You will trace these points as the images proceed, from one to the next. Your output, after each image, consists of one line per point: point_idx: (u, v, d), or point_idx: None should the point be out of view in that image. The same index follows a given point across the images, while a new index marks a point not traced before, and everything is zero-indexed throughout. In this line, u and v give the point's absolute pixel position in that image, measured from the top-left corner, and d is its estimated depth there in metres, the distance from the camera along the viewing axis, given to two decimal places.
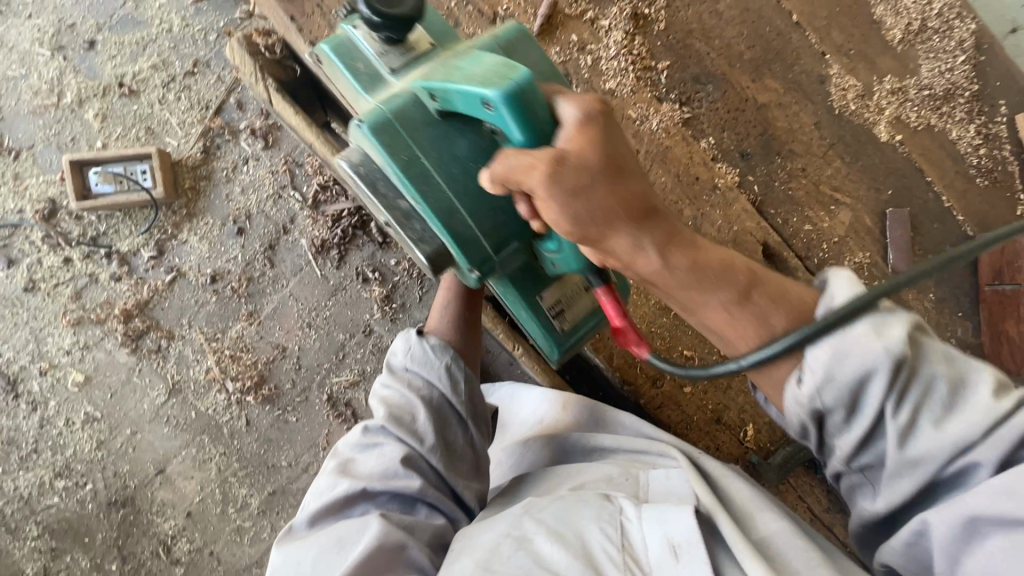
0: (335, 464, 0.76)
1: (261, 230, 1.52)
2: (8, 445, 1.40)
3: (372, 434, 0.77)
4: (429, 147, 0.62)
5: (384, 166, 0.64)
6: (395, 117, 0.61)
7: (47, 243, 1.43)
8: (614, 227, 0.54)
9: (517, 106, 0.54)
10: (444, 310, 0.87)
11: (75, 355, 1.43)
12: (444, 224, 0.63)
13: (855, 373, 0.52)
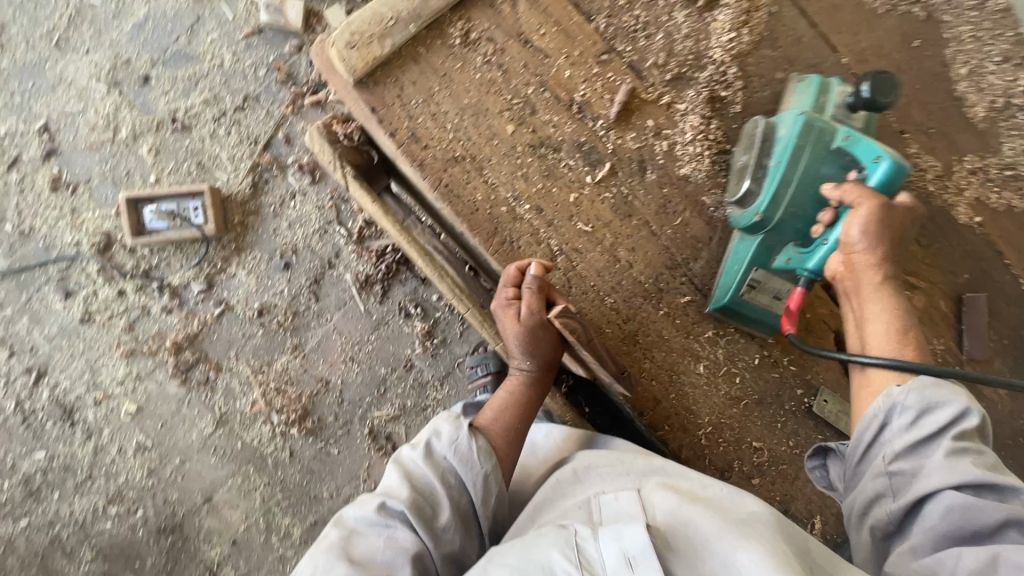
0: (339, 534, 0.69)
1: (307, 264, 1.54)
2: (65, 471, 1.45)
3: (387, 512, 0.71)
4: (816, 153, 0.68)
5: (771, 135, 0.72)
6: (815, 126, 0.69)
7: (103, 276, 1.47)
8: (875, 249, 0.67)
9: (895, 176, 0.65)
10: (501, 408, 0.82)
11: (128, 385, 1.48)
12: (778, 179, 0.69)
13: (932, 402, 0.69)
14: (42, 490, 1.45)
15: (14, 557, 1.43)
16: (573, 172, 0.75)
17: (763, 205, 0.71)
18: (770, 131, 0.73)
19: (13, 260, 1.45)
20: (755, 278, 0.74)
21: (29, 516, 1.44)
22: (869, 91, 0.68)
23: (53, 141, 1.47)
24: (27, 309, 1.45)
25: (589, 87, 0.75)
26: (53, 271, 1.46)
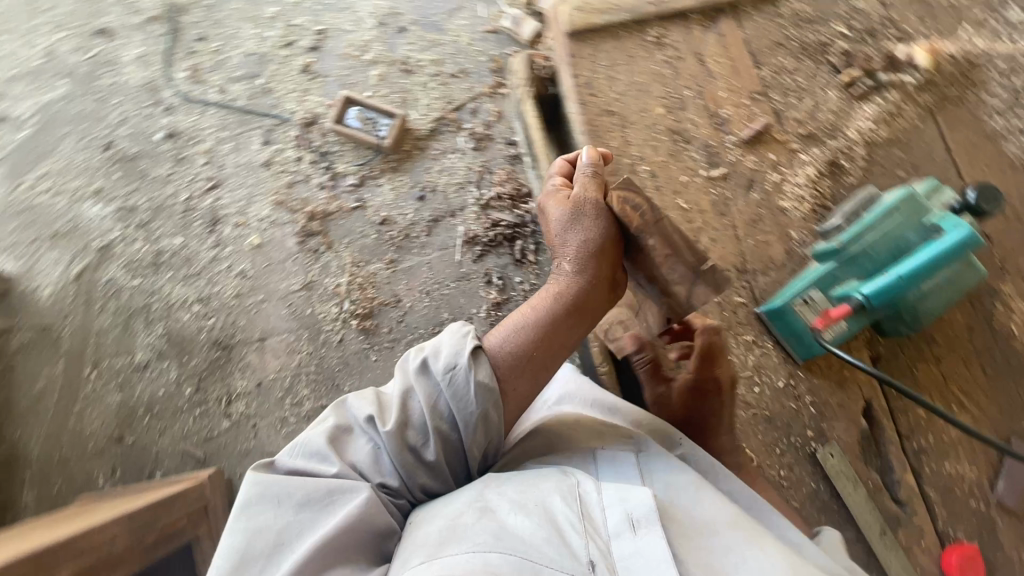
0: (333, 424, 0.91)
1: (436, 204, 1.80)
2: (184, 261, 1.76)
3: (367, 425, 0.90)
4: (909, 218, 0.97)
5: (882, 199, 1.00)
6: (916, 204, 0.97)
7: (295, 141, 1.84)
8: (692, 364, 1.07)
9: (956, 248, 0.92)
10: (516, 330, 0.99)
11: (263, 224, 1.79)
12: (869, 221, 0.96)
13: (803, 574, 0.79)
14: (161, 266, 1.76)
15: (113, 304, 1.73)
16: (693, 161, 1.11)
17: (849, 240, 0.98)
18: (879, 199, 1.01)
19: (247, 101, 1.87)
20: (811, 295, 1.03)
21: (141, 280, 1.75)
22: (975, 196, 0.95)
23: (321, 41, 1.93)
24: (234, 138, 1.85)
25: (730, 107, 1.13)
26: (266, 122, 1.86)
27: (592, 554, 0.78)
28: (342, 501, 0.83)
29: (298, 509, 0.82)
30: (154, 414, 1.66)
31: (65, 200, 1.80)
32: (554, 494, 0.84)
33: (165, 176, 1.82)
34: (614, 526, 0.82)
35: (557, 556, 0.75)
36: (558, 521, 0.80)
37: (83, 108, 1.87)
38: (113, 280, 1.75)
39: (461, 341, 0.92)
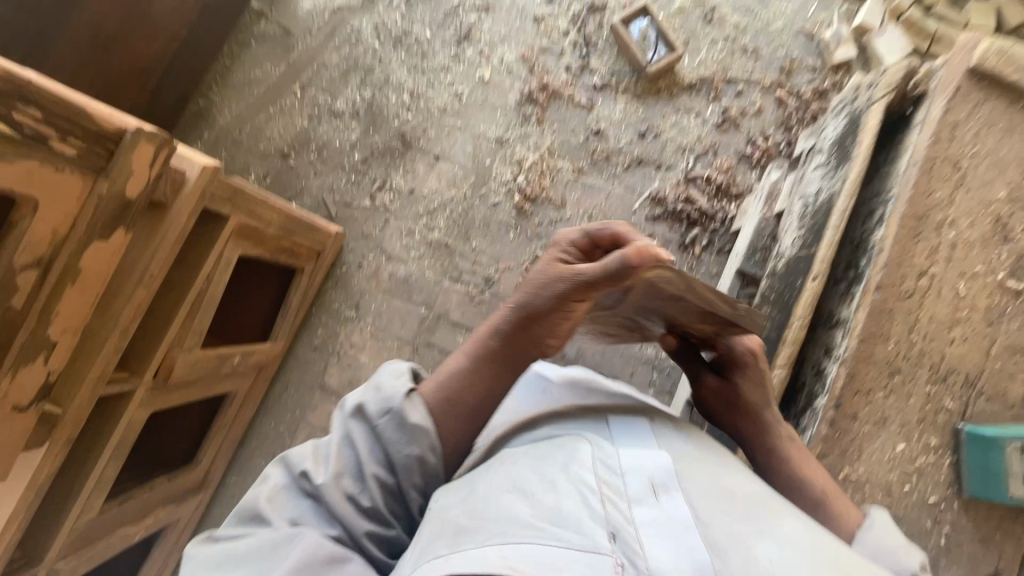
0: (269, 488, 0.66)
1: (649, 150, 1.77)
2: (420, 52, 1.82)
3: (311, 477, 0.66)
4: None
5: None
6: None
7: (573, 14, 1.82)
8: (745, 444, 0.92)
9: None
10: (461, 371, 0.72)
11: (500, 66, 1.82)
12: None
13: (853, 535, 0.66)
14: (400, 45, 1.83)
15: (345, 49, 1.83)
16: None
17: None
18: None
19: None
20: None
21: (378, 45, 1.83)
22: None
23: None
24: None
25: None
26: None
27: (613, 524, 0.52)
28: (288, 553, 0.58)
29: (246, 560, 0.59)
30: (320, 157, 1.78)
31: None
32: (559, 469, 0.58)
33: None
34: (635, 490, 0.55)
35: (573, 530, 0.52)
36: (550, 461, 0.59)
37: None
38: (357, 29, 1.84)
39: (355, 395, 0.72)
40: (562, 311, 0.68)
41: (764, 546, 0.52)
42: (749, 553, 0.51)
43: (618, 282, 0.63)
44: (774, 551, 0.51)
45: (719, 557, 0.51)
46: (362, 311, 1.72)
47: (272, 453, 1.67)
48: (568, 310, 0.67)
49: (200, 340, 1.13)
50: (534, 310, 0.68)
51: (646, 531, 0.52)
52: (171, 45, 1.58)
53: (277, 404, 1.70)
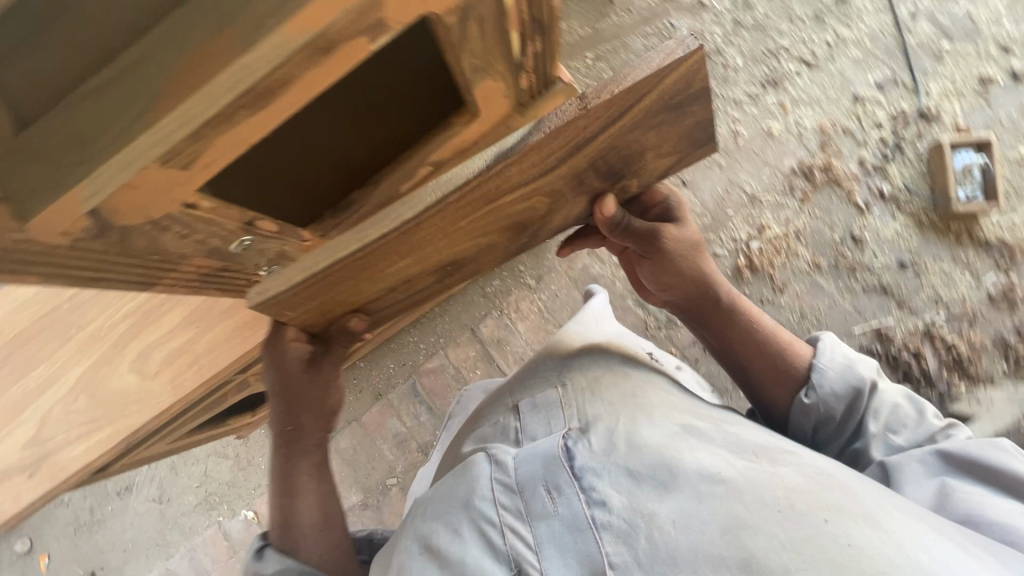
0: None
1: (902, 283, 1.62)
2: (722, 78, 1.76)
3: None
4: None
5: None
6: None
7: (897, 111, 1.69)
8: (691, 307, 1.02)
9: None
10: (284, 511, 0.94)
11: (793, 128, 1.72)
12: None
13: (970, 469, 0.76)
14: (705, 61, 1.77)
15: (653, 40, 1.79)
16: None
17: None
18: None
19: (914, 43, 1.71)
20: None
21: None
22: None
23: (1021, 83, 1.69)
24: (867, 54, 1.72)
25: None
26: (901, 73, 1.71)
27: (514, 555, 0.69)
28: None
29: None
30: None
31: None
32: (466, 509, 0.75)
33: (794, 15, 1.76)
34: (536, 507, 0.72)
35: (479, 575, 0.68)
36: (454, 499, 0.77)
37: None
38: (674, 27, 1.79)
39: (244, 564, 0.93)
40: (295, 439, 0.96)
41: (665, 508, 0.67)
42: (654, 531, 0.65)
43: (281, 428, 0.95)
44: (674, 501, 0.67)
45: (619, 543, 0.66)
46: (541, 284, 1.76)
47: (405, 362, 1.80)
48: (292, 436, 0.95)
49: None
50: (284, 445, 0.96)
51: (544, 546, 0.69)
52: None
53: (429, 324, 1.80)
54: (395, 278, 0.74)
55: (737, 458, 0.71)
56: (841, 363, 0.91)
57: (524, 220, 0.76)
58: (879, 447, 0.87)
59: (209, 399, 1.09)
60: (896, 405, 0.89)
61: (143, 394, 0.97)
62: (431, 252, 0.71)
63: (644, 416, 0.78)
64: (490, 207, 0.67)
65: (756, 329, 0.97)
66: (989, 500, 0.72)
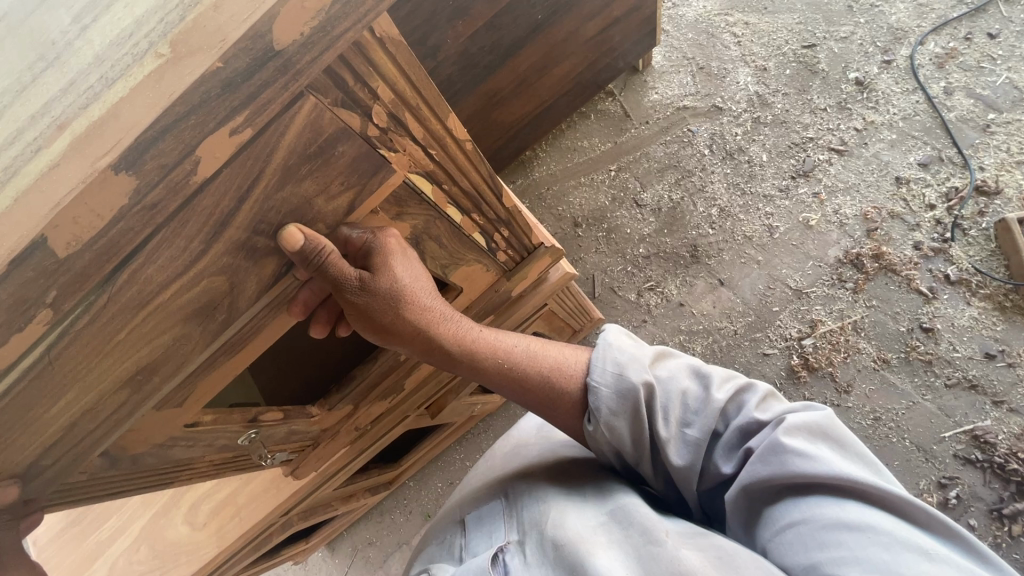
0: None
1: (991, 375, 1.45)
2: (747, 175, 1.76)
3: None
4: None
5: None
6: None
7: (949, 190, 1.58)
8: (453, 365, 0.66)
9: None
10: None
11: (832, 217, 1.65)
12: None
13: (761, 481, 0.51)
14: (729, 161, 1.79)
15: (674, 147, 1.85)
16: None
17: None
18: None
19: (955, 119, 1.64)
20: None
21: (707, 153, 1.81)
22: None
23: None
24: (903, 135, 1.66)
25: None
26: (947, 150, 1.62)
27: None
28: None
29: None
30: (607, 238, 1.82)
31: (736, 51, 1.87)
32: None
33: (816, 107, 1.75)
34: None
35: None
36: None
37: (830, 2, 1.83)
38: (693, 133, 1.84)
39: None
40: None
41: None
42: None
43: None
44: None
45: None
46: None
47: (452, 481, 1.80)
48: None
49: (467, 388, 1.22)
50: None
51: None
52: (539, 108, 1.71)
53: (475, 440, 1.80)
54: (53, 435, 0.39)
55: (653, 543, 0.54)
56: (615, 373, 0.58)
57: (225, 296, 0.39)
58: (678, 453, 0.56)
59: (253, 543, 1.15)
60: (680, 389, 0.58)
61: (193, 544, 1.06)
62: (97, 381, 0.37)
63: (574, 503, 0.62)
64: (151, 306, 0.35)
65: (501, 361, 0.65)
66: (811, 528, 0.47)
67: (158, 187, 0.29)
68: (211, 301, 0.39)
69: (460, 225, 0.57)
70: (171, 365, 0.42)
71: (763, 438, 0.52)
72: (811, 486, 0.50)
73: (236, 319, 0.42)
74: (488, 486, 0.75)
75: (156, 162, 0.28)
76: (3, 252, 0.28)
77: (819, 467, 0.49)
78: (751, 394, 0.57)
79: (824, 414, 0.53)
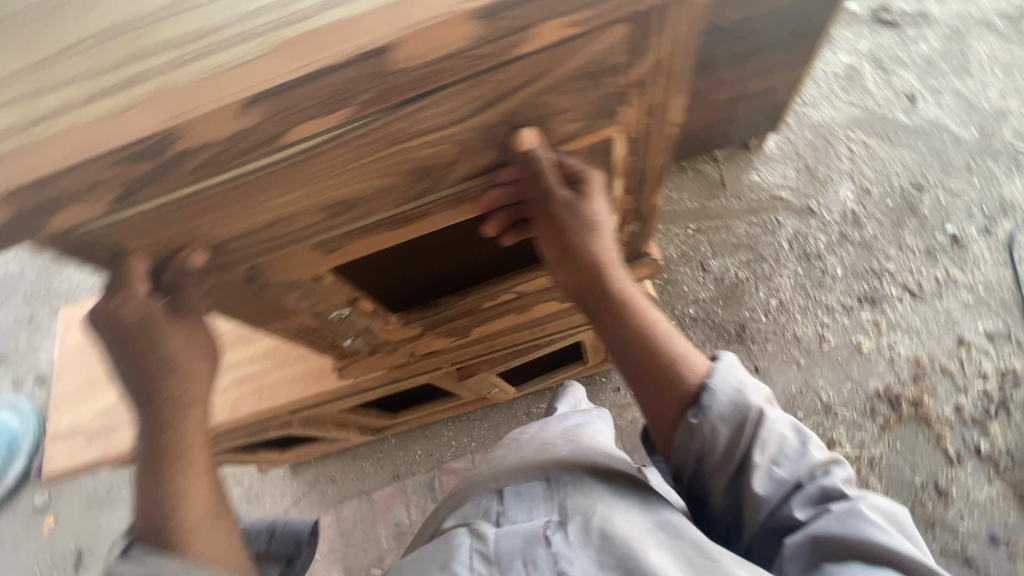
0: None
1: (987, 558, 1.43)
2: (817, 282, 1.78)
3: None
4: None
5: None
6: None
7: (1006, 368, 1.59)
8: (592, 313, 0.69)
9: None
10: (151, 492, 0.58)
11: (886, 351, 1.66)
12: None
13: (837, 538, 0.53)
14: (804, 262, 1.81)
15: (757, 229, 1.88)
16: None
17: None
18: None
19: None
20: None
21: (786, 247, 1.84)
22: None
23: None
24: (979, 302, 1.67)
25: None
26: (1017, 331, 1.63)
27: None
28: None
29: None
30: (663, 287, 1.85)
31: (846, 166, 1.91)
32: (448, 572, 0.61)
33: (905, 244, 1.78)
34: None
35: None
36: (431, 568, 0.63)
37: (952, 155, 1.87)
38: (779, 224, 1.87)
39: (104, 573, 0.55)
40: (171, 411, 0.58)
41: None
42: None
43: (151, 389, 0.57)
44: None
45: None
46: None
47: (431, 453, 1.81)
48: (165, 414, 0.58)
49: (500, 366, 1.25)
50: (155, 425, 0.58)
51: None
52: None
53: (467, 423, 1.82)
54: (256, 222, 0.43)
55: (708, 557, 0.56)
56: (738, 388, 0.61)
57: (440, 170, 0.44)
58: (762, 483, 0.58)
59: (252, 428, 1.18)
60: (783, 433, 0.60)
61: (204, 403, 1.08)
62: (319, 193, 0.42)
63: (624, 502, 0.64)
64: (399, 148, 0.40)
65: (643, 325, 0.67)
66: None
67: (492, 47, 0.33)
68: (432, 162, 0.43)
69: (613, 201, 0.62)
70: (362, 209, 0.46)
71: (849, 502, 0.55)
72: (882, 561, 0.51)
73: (429, 194, 0.47)
74: (524, 462, 0.75)
75: (509, 20, 0.31)
76: (355, 44, 0.31)
77: (895, 543, 0.52)
78: (841, 466, 0.59)
79: (900, 509, 0.56)
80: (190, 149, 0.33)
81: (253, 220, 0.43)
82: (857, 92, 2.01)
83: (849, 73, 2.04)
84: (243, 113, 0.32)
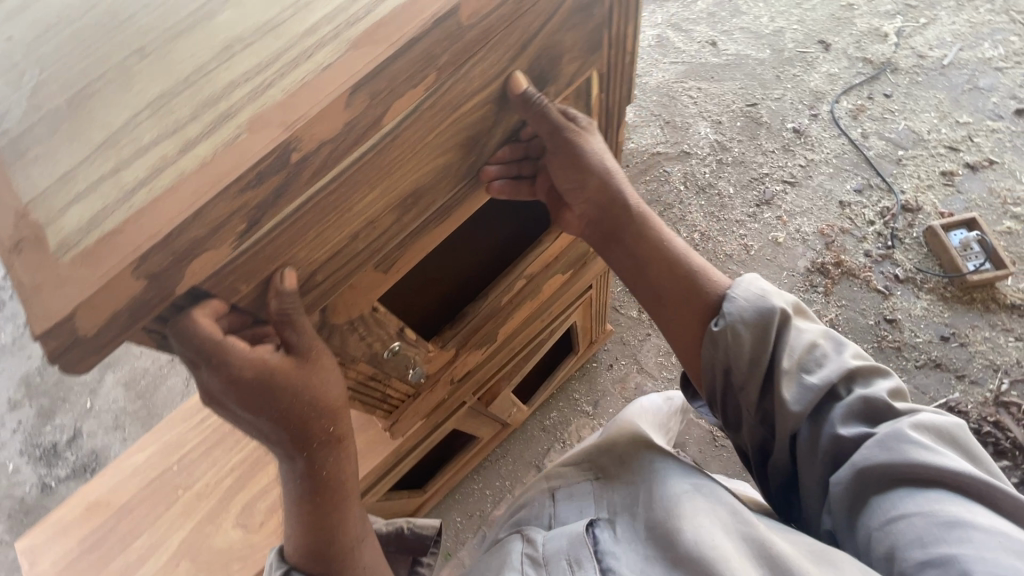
0: None
1: (953, 356, 1.68)
2: (720, 205, 2.01)
3: None
4: None
5: None
6: None
7: (882, 209, 1.91)
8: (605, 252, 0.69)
9: None
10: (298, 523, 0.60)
11: (797, 235, 1.92)
12: None
13: (899, 451, 0.51)
14: (703, 194, 2.03)
15: (655, 184, 2.07)
16: None
17: None
18: None
19: (875, 156, 2.02)
20: None
21: (683, 188, 2.05)
22: None
23: (982, 167, 1.95)
24: (839, 169, 2.01)
25: None
26: (874, 179, 1.98)
27: None
28: None
29: None
30: None
31: (694, 109, 2.20)
32: None
33: (766, 149, 2.09)
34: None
35: None
36: None
37: (762, 72, 2.25)
38: (669, 172, 2.08)
39: None
40: (326, 451, 0.57)
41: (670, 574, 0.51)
42: None
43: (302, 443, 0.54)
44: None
45: None
46: (599, 410, 1.79)
47: (472, 514, 1.70)
48: (318, 455, 0.56)
49: (515, 378, 1.24)
50: (311, 469, 0.57)
51: None
52: None
53: (493, 466, 1.75)
54: (344, 237, 0.44)
55: (744, 523, 0.54)
56: (758, 295, 0.60)
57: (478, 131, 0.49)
58: (797, 393, 0.57)
59: None
60: (811, 341, 0.59)
61: (246, 549, 0.98)
62: (395, 186, 0.44)
63: (659, 472, 0.60)
64: (455, 116, 0.44)
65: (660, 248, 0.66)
66: (949, 509, 0.48)
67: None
68: (478, 128, 0.48)
69: None
70: (427, 198, 0.49)
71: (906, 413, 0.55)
72: (952, 487, 0.50)
73: (474, 165, 0.52)
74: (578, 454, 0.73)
75: None
76: (426, 14, 0.36)
77: (960, 470, 0.50)
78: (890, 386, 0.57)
79: (952, 424, 0.55)
80: (310, 151, 0.36)
81: (340, 236, 0.44)
82: (672, 53, 2.35)
83: (659, 41, 2.38)
84: (350, 104, 0.35)
